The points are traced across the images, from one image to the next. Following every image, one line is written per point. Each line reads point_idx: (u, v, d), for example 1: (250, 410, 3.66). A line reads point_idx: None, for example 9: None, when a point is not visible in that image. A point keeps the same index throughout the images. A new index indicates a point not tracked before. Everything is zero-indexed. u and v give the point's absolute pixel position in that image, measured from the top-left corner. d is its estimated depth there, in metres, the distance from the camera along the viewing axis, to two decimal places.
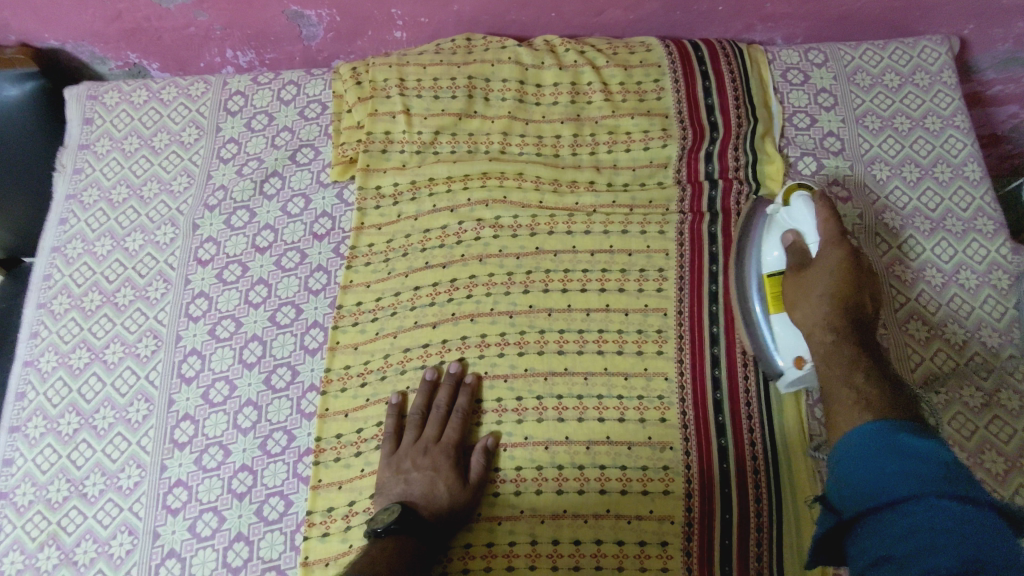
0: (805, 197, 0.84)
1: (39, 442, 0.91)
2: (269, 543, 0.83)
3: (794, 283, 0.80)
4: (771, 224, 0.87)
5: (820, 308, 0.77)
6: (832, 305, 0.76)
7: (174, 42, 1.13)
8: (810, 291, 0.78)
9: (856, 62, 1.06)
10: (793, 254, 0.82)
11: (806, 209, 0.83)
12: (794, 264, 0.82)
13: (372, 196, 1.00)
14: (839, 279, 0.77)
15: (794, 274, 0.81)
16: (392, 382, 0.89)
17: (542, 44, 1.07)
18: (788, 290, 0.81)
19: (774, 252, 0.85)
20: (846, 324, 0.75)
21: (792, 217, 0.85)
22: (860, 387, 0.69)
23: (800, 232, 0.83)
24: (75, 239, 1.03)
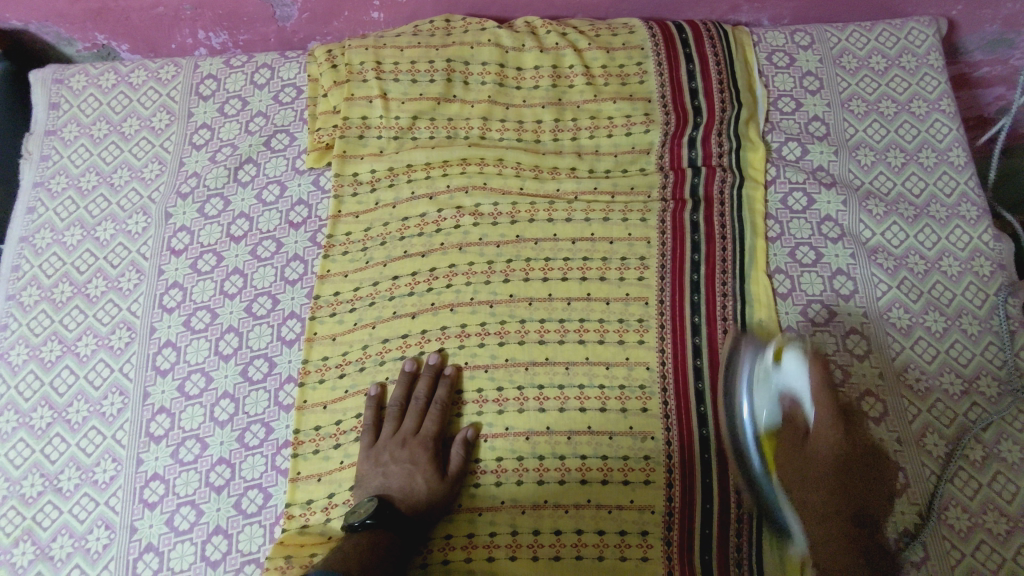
0: (799, 356, 0.79)
1: (11, 437, 0.90)
2: (248, 536, 0.83)
3: (793, 455, 0.76)
4: (759, 384, 0.80)
5: (819, 491, 0.73)
6: (830, 485, 0.73)
7: (142, 23, 1.10)
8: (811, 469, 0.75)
9: (842, 44, 1.04)
10: (790, 423, 0.78)
11: (804, 373, 0.78)
12: (791, 436, 0.77)
13: (349, 183, 0.98)
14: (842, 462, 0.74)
15: (792, 448, 0.76)
16: (371, 373, 0.88)
17: (523, 26, 1.05)
18: (783, 457, 0.76)
19: (766, 412, 0.78)
20: (846, 509, 0.72)
21: (784, 380, 0.79)
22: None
23: (796, 397, 0.78)
24: (44, 228, 1.01)
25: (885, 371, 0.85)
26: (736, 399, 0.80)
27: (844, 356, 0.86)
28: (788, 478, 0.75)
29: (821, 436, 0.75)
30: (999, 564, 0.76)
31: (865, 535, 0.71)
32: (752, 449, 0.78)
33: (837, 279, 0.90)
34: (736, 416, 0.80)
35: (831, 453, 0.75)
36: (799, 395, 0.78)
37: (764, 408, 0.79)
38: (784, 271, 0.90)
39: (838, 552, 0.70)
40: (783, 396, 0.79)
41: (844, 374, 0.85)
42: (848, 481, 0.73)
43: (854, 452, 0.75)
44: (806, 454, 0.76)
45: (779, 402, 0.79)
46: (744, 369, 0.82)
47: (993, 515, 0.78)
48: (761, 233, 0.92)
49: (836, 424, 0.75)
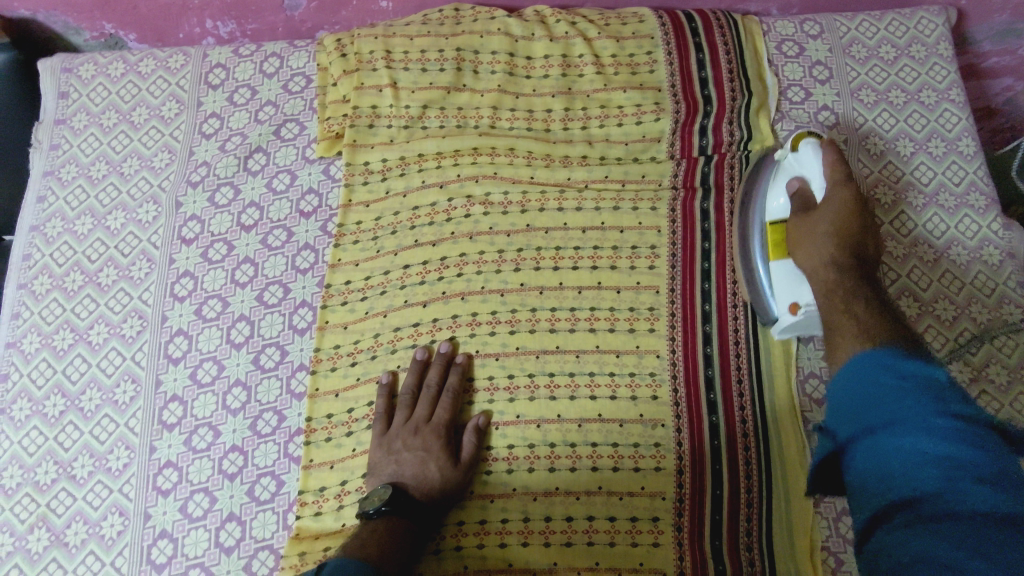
0: (815, 145, 0.83)
1: (25, 425, 0.90)
2: (262, 523, 0.83)
3: (796, 227, 0.80)
4: (777, 177, 0.86)
5: (826, 251, 0.76)
6: (836, 245, 0.76)
7: (151, 12, 1.09)
8: (814, 232, 0.78)
9: (852, 33, 1.04)
10: (797, 201, 0.82)
11: (815, 156, 0.82)
12: (796, 212, 0.81)
13: (359, 172, 0.98)
14: (844, 223, 0.77)
15: (799, 218, 0.80)
16: (382, 361, 0.88)
17: (532, 15, 1.05)
18: (790, 233, 0.81)
19: (778, 199, 0.84)
20: (847, 260, 0.75)
21: (799, 166, 0.84)
22: (863, 319, 0.66)
23: (807, 180, 0.82)
24: (55, 218, 1.01)
25: None
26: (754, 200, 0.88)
27: None
28: (795, 248, 0.80)
29: (832, 202, 0.79)
30: None
31: (868, 283, 0.73)
32: (760, 237, 0.85)
33: None
34: (750, 213, 0.88)
35: (834, 223, 0.77)
36: (809, 177, 0.82)
37: (778, 196, 0.85)
38: None
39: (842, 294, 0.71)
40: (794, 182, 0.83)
41: None
42: (852, 243, 0.76)
43: (861, 221, 0.78)
44: (813, 223, 0.79)
45: (790, 186, 0.83)
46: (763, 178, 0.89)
47: None
48: None
49: (846, 193, 0.78)
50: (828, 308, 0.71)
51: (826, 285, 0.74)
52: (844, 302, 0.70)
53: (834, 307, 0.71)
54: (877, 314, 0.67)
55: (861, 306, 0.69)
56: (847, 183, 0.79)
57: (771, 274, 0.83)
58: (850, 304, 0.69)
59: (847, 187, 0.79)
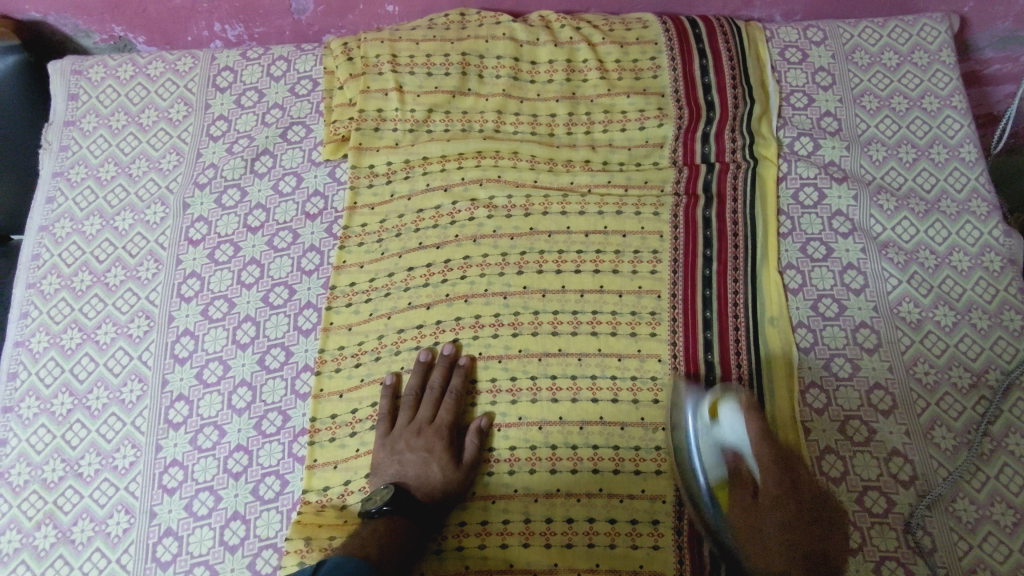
0: (733, 408, 0.79)
1: (33, 423, 0.91)
2: (266, 522, 0.84)
3: (743, 514, 0.74)
4: (706, 440, 0.80)
5: (770, 553, 0.71)
6: (780, 546, 0.71)
7: (160, 15, 1.10)
8: (758, 524, 0.73)
9: (855, 40, 1.04)
10: (739, 479, 0.77)
11: (738, 423, 0.78)
12: (741, 492, 0.76)
13: (365, 175, 0.99)
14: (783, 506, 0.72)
15: (743, 499, 0.75)
16: (386, 363, 0.89)
17: (537, 20, 1.05)
18: (739, 516, 0.75)
19: (717, 469, 0.78)
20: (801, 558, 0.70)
21: (724, 435, 0.79)
22: None
23: (740, 450, 0.78)
24: (64, 218, 1.02)
25: (894, 365, 0.86)
26: (686, 459, 0.80)
27: (854, 350, 0.87)
28: (742, 533, 0.74)
29: (763, 490, 0.74)
30: (1005, 555, 0.77)
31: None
32: (705, 502, 0.77)
33: (847, 274, 0.91)
34: (684, 473, 0.80)
35: (777, 510, 0.73)
36: (740, 448, 0.78)
37: (714, 467, 0.79)
38: (795, 267, 0.91)
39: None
40: (729, 450, 0.79)
41: (854, 368, 0.86)
42: (797, 535, 0.71)
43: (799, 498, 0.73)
44: (750, 515, 0.74)
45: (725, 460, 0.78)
46: (688, 426, 0.81)
47: (1000, 507, 0.79)
48: (773, 229, 0.93)
49: (776, 476, 0.74)
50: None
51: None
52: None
53: None
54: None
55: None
56: (774, 462, 0.74)
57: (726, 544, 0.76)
58: None
59: (778, 468, 0.74)
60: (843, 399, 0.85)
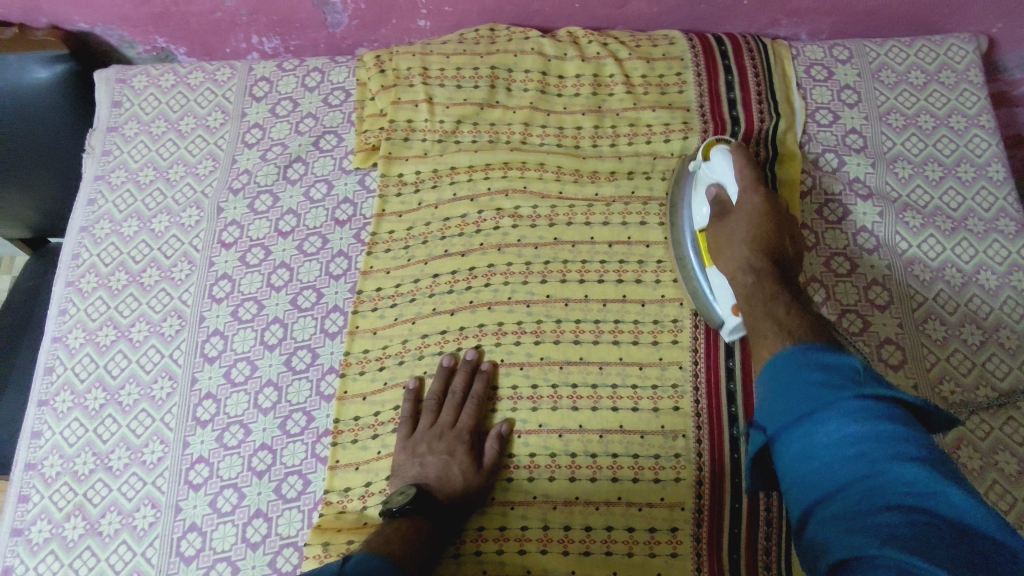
0: (724, 150, 0.87)
1: (66, 416, 0.94)
2: (288, 521, 0.85)
3: (717, 231, 0.83)
4: (698, 186, 0.91)
5: (740, 253, 0.78)
6: (749, 244, 0.78)
7: (201, 28, 1.14)
8: (731, 236, 0.80)
9: (881, 59, 1.05)
10: (716, 206, 0.85)
11: (722, 157, 0.86)
12: (716, 216, 0.84)
13: (394, 183, 1.01)
14: (757, 220, 0.79)
15: (716, 224, 0.84)
16: (409, 367, 0.90)
17: (565, 36, 1.08)
18: (712, 241, 0.84)
19: (702, 209, 0.88)
20: (764, 263, 0.76)
21: (712, 173, 0.88)
22: (781, 317, 0.68)
23: (721, 183, 0.86)
24: (104, 219, 1.06)
25: (919, 383, 0.85)
26: (683, 213, 0.92)
27: (878, 367, 0.87)
28: (719, 249, 0.82)
29: (741, 204, 0.82)
30: None
31: (787, 279, 0.75)
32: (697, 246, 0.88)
33: (872, 289, 0.91)
34: (681, 230, 0.92)
35: (751, 217, 0.80)
36: (722, 181, 0.86)
37: (701, 204, 0.89)
38: (820, 280, 0.91)
39: (753, 303, 0.73)
40: (714, 186, 0.87)
41: None
42: (767, 240, 0.77)
43: (773, 221, 0.79)
44: (727, 228, 0.81)
45: (709, 196, 0.87)
46: (689, 186, 0.93)
47: None
48: None
49: (755, 191, 0.81)
50: (747, 311, 0.73)
51: (745, 290, 0.75)
52: (766, 304, 0.71)
53: (754, 312, 0.72)
54: (796, 309, 0.69)
55: (779, 303, 0.70)
56: (757, 183, 0.81)
57: (710, 282, 0.86)
58: (776, 302, 0.70)
59: (757, 185, 0.82)
60: None
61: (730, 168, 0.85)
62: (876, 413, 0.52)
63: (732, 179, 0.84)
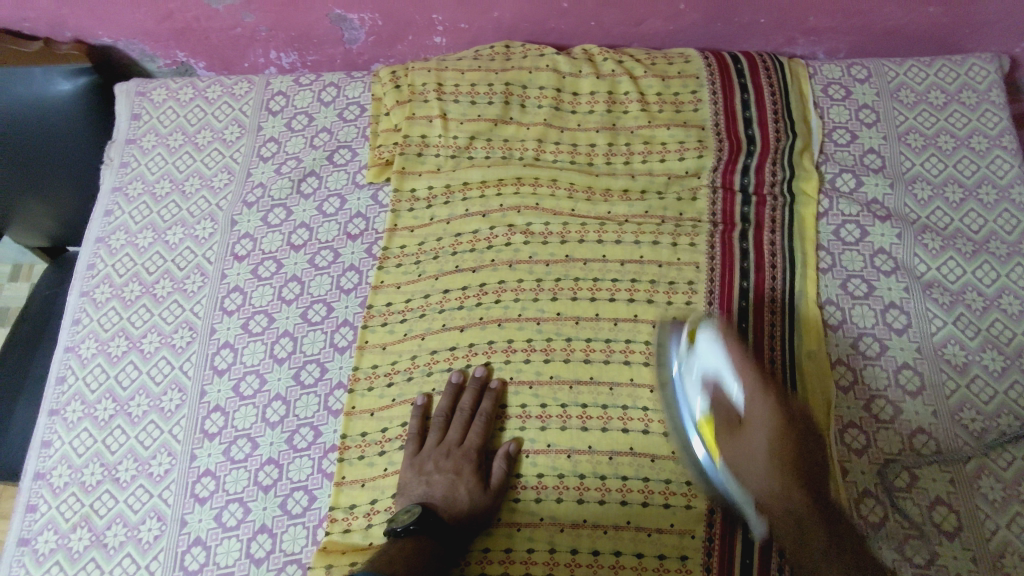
0: (714, 337, 0.79)
1: (76, 426, 0.94)
2: (292, 537, 0.85)
3: (729, 442, 0.75)
4: (685, 374, 0.80)
5: (767, 479, 0.72)
6: (777, 467, 0.72)
7: (221, 43, 1.16)
8: (752, 450, 0.74)
9: (900, 78, 1.04)
10: (718, 406, 0.77)
11: (716, 350, 0.78)
12: (723, 421, 0.76)
13: (406, 199, 1.01)
14: (776, 432, 0.74)
15: (725, 431, 0.76)
16: (418, 383, 0.90)
17: (580, 53, 1.08)
18: (721, 447, 0.75)
19: (697, 401, 0.78)
20: (798, 489, 0.71)
21: (701, 363, 0.79)
22: (837, 567, 0.68)
23: (718, 376, 0.77)
24: (119, 230, 1.07)
25: (939, 410, 0.83)
26: (671, 400, 0.82)
27: (896, 392, 0.85)
28: (739, 468, 0.74)
29: (752, 414, 0.75)
30: None
31: (819, 497, 0.72)
32: (695, 437, 0.78)
33: (890, 312, 0.89)
34: (674, 409, 0.82)
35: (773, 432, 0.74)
36: (720, 375, 0.77)
37: (695, 397, 0.78)
38: (836, 303, 0.90)
39: (797, 547, 0.70)
40: (709, 380, 0.78)
41: (896, 411, 0.84)
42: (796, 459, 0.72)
43: (791, 430, 0.74)
44: (746, 442, 0.74)
45: (706, 390, 0.78)
46: (673, 359, 0.83)
47: None
48: (812, 262, 0.91)
49: (770, 401, 0.75)
50: (789, 544, 0.71)
51: (784, 522, 0.71)
52: (812, 553, 0.69)
53: (804, 553, 0.70)
54: (841, 553, 0.68)
55: (828, 557, 0.68)
56: (766, 389, 0.75)
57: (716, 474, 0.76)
58: (823, 543, 0.69)
59: (769, 393, 0.76)
60: (883, 442, 0.82)
61: (727, 363, 0.77)
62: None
63: (732, 378, 0.76)
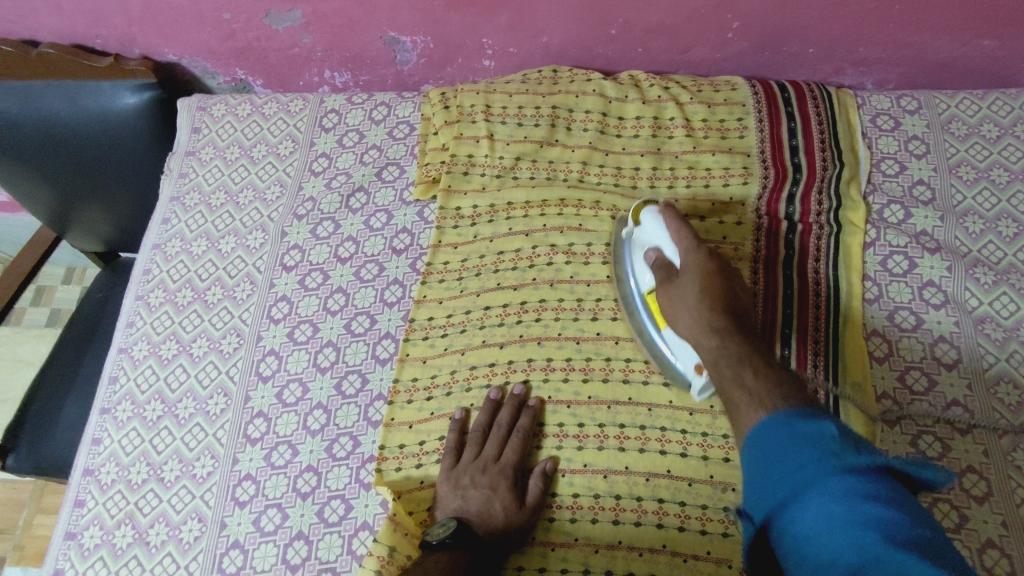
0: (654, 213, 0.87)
1: (125, 425, 0.97)
2: (328, 545, 0.85)
3: (667, 297, 0.81)
4: (637, 251, 0.90)
5: (691, 319, 0.77)
6: (704, 309, 0.76)
7: (279, 62, 1.21)
8: (683, 301, 0.78)
9: (952, 110, 1.03)
10: (658, 269, 0.83)
11: (654, 224, 0.86)
12: (660, 281, 0.83)
13: (451, 216, 1.03)
14: (705, 279, 0.78)
15: (663, 290, 0.82)
16: (456, 398, 0.91)
17: (627, 79, 1.09)
18: (664, 307, 0.82)
19: (646, 274, 0.87)
20: (722, 322, 0.74)
21: (645, 237, 0.87)
22: (749, 381, 0.68)
23: (659, 248, 0.85)
24: (175, 238, 1.11)
25: (990, 449, 0.81)
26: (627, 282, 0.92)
27: (945, 429, 0.83)
28: (668, 314, 0.81)
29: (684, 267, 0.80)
30: None
31: (745, 336, 0.73)
32: (647, 309, 0.88)
33: (939, 346, 0.87)
34: (630, 289, 0.91)
35: (696, 277, 0.78)
36: (658, 244, 0.85)
37: (644, 271, 0.88)
38: (881, 334, 0.89)
39: (716, 366, 0.73)
40: (652, 252, 0.86)
41: (944, 448, 0.82)
42: (717, 296, 0.76)
43: (723, 281, 0.78)
44: (681, 295, 0.79)
45: (650, 261, 0.86)
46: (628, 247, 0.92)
47: None
48: (858, 293, 0.91)
49: (696, 255, 0.80)
50: (715, 378, 0.73)
51: (708, 354, 0.74)
52: (732, 367, 0.71)
53: (724, 374, 0.71)
54: (761, 374, 0.68)
55: (745, 370, 0.69)
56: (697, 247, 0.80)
57: (666, 342, 0.85)
58: (742, 362, 0.70)
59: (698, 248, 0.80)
60: None
61: (663, 231, 0.84)
62: (864, 491, 0.52)
63: (670, 244, 0.83)
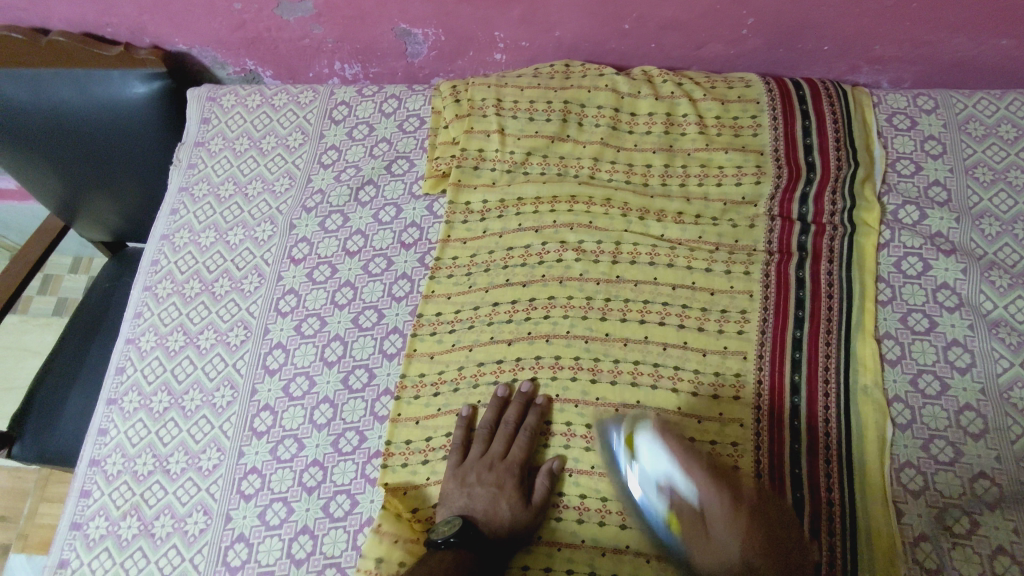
0: (652, 435, 0.76)
1: (132, 416, 0.97)
2: (333, 540, 0.85)
3: (698, 542, 0.70)
4: (635, 489, 0.77)
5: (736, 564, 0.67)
6: (750, 556, 0.67)
7: (289, 52, 1.20)
8: (721, 544, 0.68)
9: (969, 110, 1.01)
10: (676, 505, 0.72)
11: (657, 446, 0.75)
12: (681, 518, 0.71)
13: (460, 211, 1.02)
14: (741, 523, 0.68)
15: (691, 533, 0.70)
16: (464, 395, 0.90)
17: (640, 74, 1.08)
18: (693, 544, 0.70)
19: (652, 497, 0.74)
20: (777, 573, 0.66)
21: (644, 463, 0.75)
22: None
23: (667, 477, 0.73)
24: (183, 229, 1.10)
25: (1003, 455, 0.80)
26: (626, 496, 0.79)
27: (957, 434, 0.82)
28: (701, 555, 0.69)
29: (710, 508, 0.70)
30: None
31: None
32: (660, 528, 0.75)
33: (952, 350, 0.86)
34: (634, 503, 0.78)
35: (730, 520, 0.68)
36: (665, 470, 0.73)
37: (646, 490, 0.75)
38: (894, 337, 0.87)
39: None
40: (658, 484, 0.74)
41: (956, 454, 0.81)
42: (758, 535, 0.68)
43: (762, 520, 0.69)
44: (717, 536, 0.68)
45: (657, 490, 0.74)
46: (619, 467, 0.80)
47: None
48: (871, 294, 0.89)
49: (720, 491, 0.70)
50: None
51: None
52: None
53: None
54: None
55: None
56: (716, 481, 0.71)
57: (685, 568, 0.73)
58: None
59: (719, 484, 0.71)
60: (942, 485, 0.79)
61: (672, 460, 0.73)
62: None
63: (680, 473, 0.72)
